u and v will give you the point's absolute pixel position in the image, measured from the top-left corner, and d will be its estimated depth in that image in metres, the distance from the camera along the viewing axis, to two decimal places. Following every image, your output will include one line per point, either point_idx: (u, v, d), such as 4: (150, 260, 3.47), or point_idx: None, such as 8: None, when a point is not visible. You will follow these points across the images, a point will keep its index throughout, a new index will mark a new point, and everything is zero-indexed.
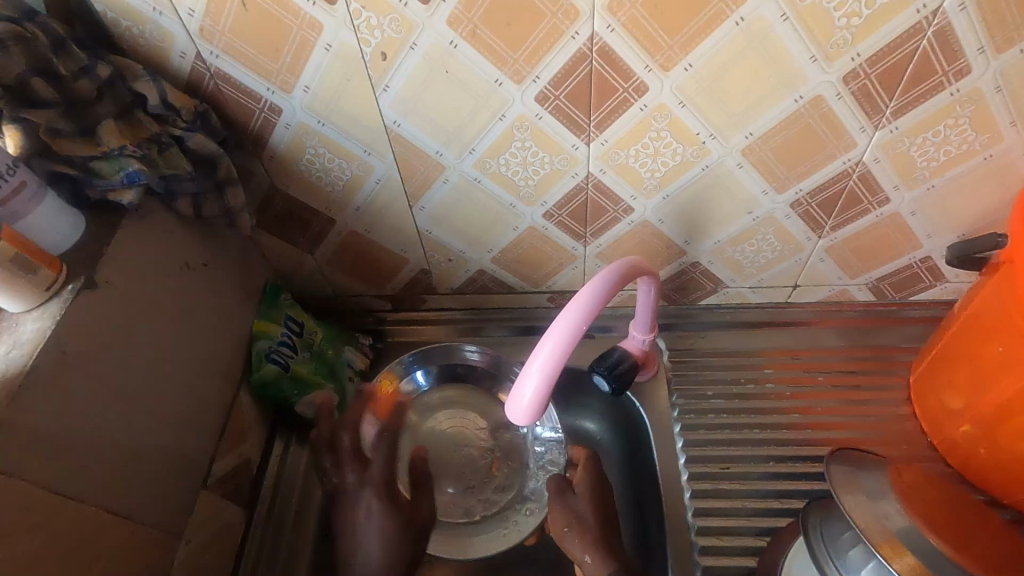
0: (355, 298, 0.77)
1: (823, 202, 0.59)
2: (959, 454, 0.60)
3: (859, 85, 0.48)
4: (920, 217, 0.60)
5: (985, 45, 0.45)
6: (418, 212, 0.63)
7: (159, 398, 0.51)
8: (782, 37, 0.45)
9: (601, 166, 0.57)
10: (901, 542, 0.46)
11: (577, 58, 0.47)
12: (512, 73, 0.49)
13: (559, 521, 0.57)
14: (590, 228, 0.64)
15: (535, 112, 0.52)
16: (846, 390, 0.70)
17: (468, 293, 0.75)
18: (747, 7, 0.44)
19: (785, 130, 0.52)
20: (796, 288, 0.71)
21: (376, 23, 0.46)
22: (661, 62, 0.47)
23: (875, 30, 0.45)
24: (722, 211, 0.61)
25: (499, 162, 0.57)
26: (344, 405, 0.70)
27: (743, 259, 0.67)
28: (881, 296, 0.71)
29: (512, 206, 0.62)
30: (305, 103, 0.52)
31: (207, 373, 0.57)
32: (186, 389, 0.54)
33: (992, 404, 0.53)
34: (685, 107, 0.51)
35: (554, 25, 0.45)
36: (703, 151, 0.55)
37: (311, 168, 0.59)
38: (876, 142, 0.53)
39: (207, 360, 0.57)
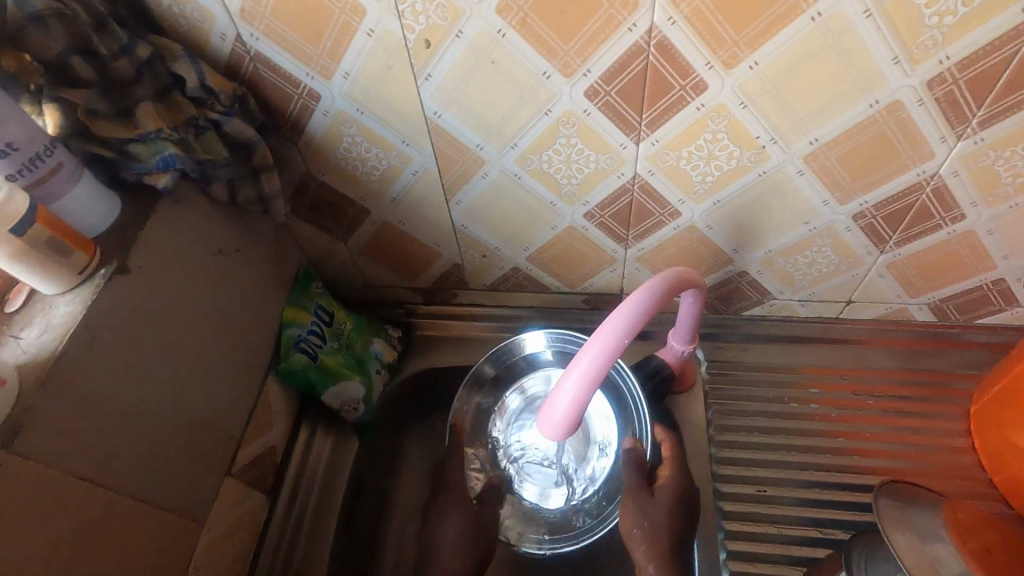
0: (386, 289, 0.76)
1: (890, 216, 0.55)
2: (1021, 495, 0.55)
3: (945, 92, 0.44)
4: (998, 236, 0.55)
5: None
6: (454, 206, 0.61)
7: (187, 386, 0.51)
8: (863, 35, 0.41)
9: (649, 167, 0.53)
10: None
11: (632, 52, 0.44)
12: (562, 66, 0.46)
13: (630, 522, 0.58)
14: (633, 231, 0.61)
15: (583, 108, 0.49)
16: (898, 416, 0.66)
17: (501, 290, 0.73)
18: (826, 1, 0.40)
19: (856, 137, 0.48)
20: (850, 304, 0.67)
21: (422, 9, 0.43)
22: (723, 59, 0.44)
23: (969, 31, 0.40)
24: (776, 220, 0.57)
25: (542, 158, 0.54)
26: (370, 397, 0.69)
27: (794, 272, 0.63)
28: (943, 317, 0.66)
29: (552, 204, 0.59)
30: (344, 90, 0.51)
31: (237, 360, 0.57)
32: (215, 377, 0.54)
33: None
34: (746, 108, 0.47)
35: (610, 16, 0.42)
36: (762, 156, 0.51)
37: (347, 157, 0.57)
38: (956, 154, 0.48)
39: (237, 348, 0.57)
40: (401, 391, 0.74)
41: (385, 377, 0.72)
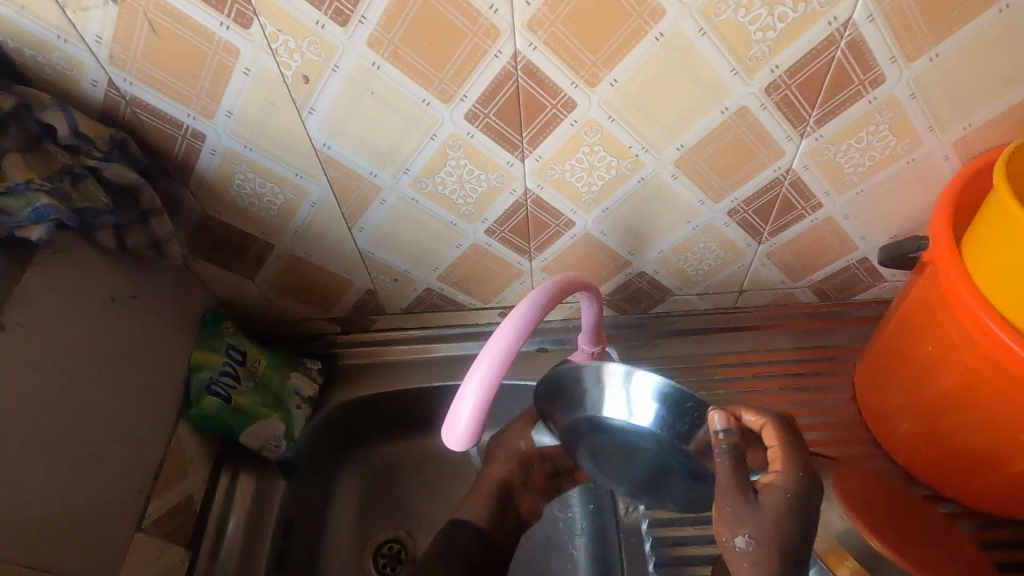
0: (303, 322, 0.75)
1: (759, 210, 0.60)
2: (904, 451, 0.61)
3: (781, 96, 0.49)
4: (853, 220, 0.61)
5: (896, 55, 0.47)
6: (356, 233, 0.62)
7: (83, 441, 0.49)
8: (702, 51, 0.46)
9: (537, 182, 0.57)
10: (844, 547, 0.48)
11: (502, 76, 0.47)
12: (439, 93, 0.48)
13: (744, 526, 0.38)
14: (534, 243, 0.64)
15: (466, 130, 0.51)
16: (796, 392, 0.71)
17: (418, 312, 0.74)
18: (664, 22, 0.44)
19: (715, 141, 0.53)
20: (742, 293, 0.73)
21: (294, 47, 0.45)
22: (586, 78, 0.48)
23: (790, 43, 0.46)
24: (662, 223, 0.62)
25: (435, 181, 0.56)
26: (292, 434, 0.68)
27: (687, 268, 0.68)
28: (824, 297, 0.73)
29: (452, 224, 0.61)
30: (229, 128, 0.51)
31: (138, 411, 0.55)
32: (112, 431, 0.52)
33: (936, 404, 0.54)
34: (614, 121, 0.51)
35: (476, 45, 0.45)
36: (637, 164, 0.55)
37: (242, 194, 0.57)
38: (803, 150, 0.54)
39: (135, 398, 0.55)
40: (326, 425, 0.73)
41: (307, 412, 0.71)
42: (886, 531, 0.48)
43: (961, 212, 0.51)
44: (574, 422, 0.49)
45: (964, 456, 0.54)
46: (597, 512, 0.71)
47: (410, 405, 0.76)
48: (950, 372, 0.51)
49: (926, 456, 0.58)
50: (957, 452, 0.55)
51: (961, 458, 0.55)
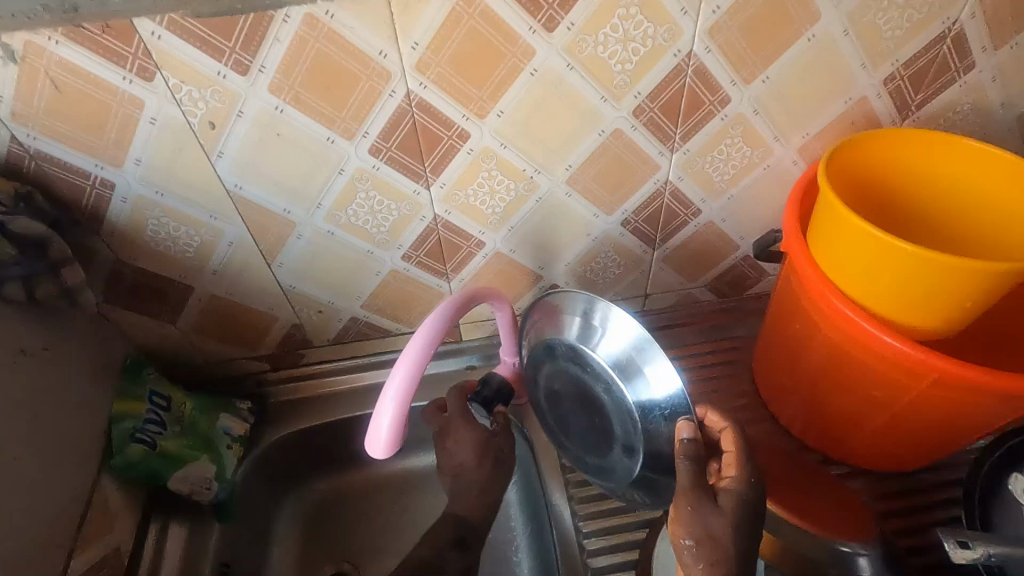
0: (230, 363, 0.75)
1: (648, 219, 0.67)
2: (796, 422, 0.68)
3: (647, 117, 0.57)
4: (730, 222, 0.69)
5: (735, 79, 0.55)
6: (277, 269, 0.64)
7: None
8: (573, 82, 0.53)
9: (445, 207, 0.61)
10: None
11: (399, 113, 0.52)
12: (342, 131, 0.53)
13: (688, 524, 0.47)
14: (450, 265, 0.68)
15: (372, 164, 0.56)
16: (706, 381, 0.77)
17: (347, 342, 0.76)
18: (537, 59, 0.50)
19: (598, 160, 0.60)
20: (648, 296, 0.79)
21: (199, 96, 0.48)
22: (475, 111, 0.53)
23: (646, 73, 0.53)
24: (565, 237, 0.67)
25: (348, 213, 0.60)
26: (224, 474, 0.68)
27: (595, 277, 0.74)
28: (721, 294, 0.81)
29: (370, 252, 0.65)
30: (139, 175, 0.53)
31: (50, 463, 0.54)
32: (24, 485, 0.51)
33: (811, 378, 0.61)
34: (506, 148, 0.57)
35: (371, 86, 0.50)
36: (533, 184, 0.61)
37: (157, 239, 0.59)
38: (675, 164, 0.62)
39: (49, 451, 0.54)
40: (261, 463, 0.73)
41: (240, 451, 0.71)
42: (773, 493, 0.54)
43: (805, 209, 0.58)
44: (553, 343, 0.63)
45: (840, 419, 0.61)
46: (538, 526, 0.73)
47: (345, 435, 0.78)
48: (818, 344, 0.57)
49: (812, 425, 0.65)
50: (835, 416, 0.61)
51: (839, 421, 0.61)
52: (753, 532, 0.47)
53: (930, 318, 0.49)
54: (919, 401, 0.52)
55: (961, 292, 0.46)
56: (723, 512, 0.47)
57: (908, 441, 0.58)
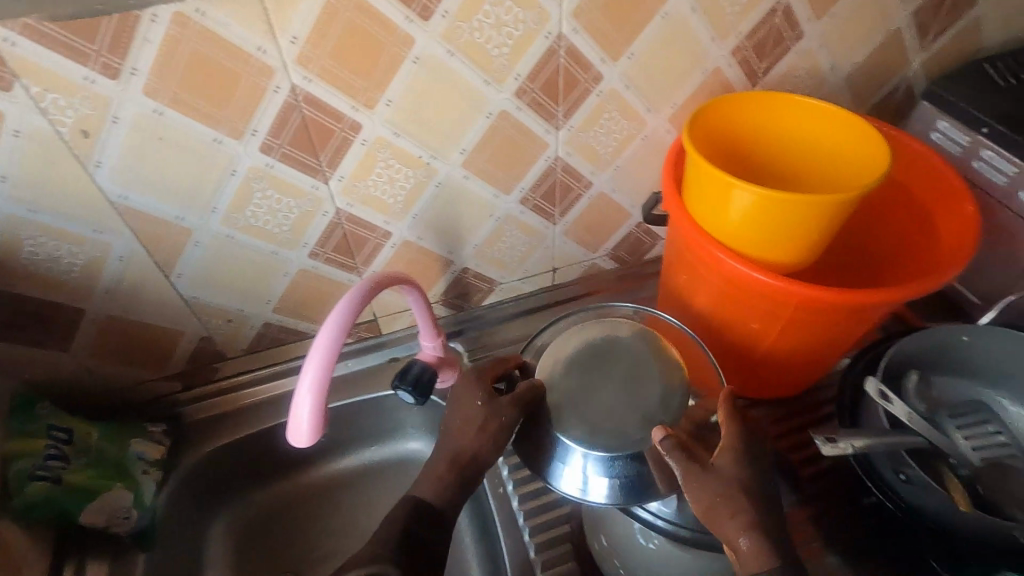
0: (136, 388, 0.72)
1: (544, 195, 0.71)
2: None
3: (529, 98, 0.61)
4: (620, 192, 0.75)
5: (603, 57, 0.60)
6: (176, 280, 0.62)
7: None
8: (455, 68, 0.55)
9: (346, 200, 0.62)
10: None
11: (286, 108, 0.53)
12: (229, 130, 0.52)
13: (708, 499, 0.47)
14: (360, 258, 0.69)
15: (264, 162, 0.56)
16: None
17: (262, 350, 0.75)
18: (417, 48, 0.53)
19: (490, 142, 0.63)
20: (556, 271, 0.84)
21: (66, 103, 0.46)
22: (363, 102, 0.55)
23: (522, 56, 0.57)
24: (469, 220, 0.70)
25: (246, 215, 0.59)
26: (143, 501, 0.64)
27: (504, 256, 0.77)
28: (623, 261, 0.87)
29: (275, 253, 0.64)
30: (6, 193, 0.50)
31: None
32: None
33: (703, 323, 0.67)
34: (400, 136, 0.59)
35: (253, 83, 0.50)
36: (431, 171, 0.63)
37: (36, 261, 0.55)
38: (562, 140, 0.66)
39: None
40: (183, 485, 0.71)
41: (158, 476, 0.67)
42: None
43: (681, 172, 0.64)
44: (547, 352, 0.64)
45: (731, 356, 0.68)
46: (476, 508, 0.73)
47: (272, 445, 0.76)
48: (704, 291, 0.64)
49: None
50: (727, 354, 0.68)
51: (730, 358, 0.69)
52: (762, 479, 0.49)
53: (789, 253, 0.56)
54: (790, 327, 0.60)
55: (808, 227, 0.53)
56: (723, 475, 0.48)
57: (789, 366, 0.66)
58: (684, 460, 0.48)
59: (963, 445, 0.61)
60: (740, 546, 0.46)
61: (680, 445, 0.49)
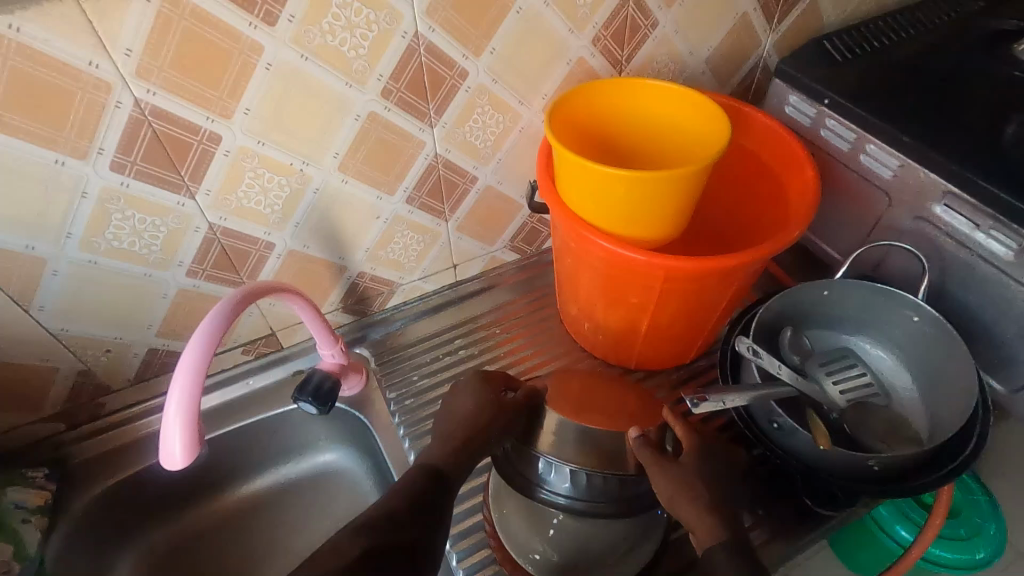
0: (12, 434, 0.67)
1: (430, 193, 0.72)
2: (596, 346, 0.77)
3: (397, 98, 0.61)
4: (507, 184, 0.77)
5: (465, 53, 0.61)
6: (38, 314, 0.59)
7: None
8: (312, 72, 0.55)
9: (218, 214, 0.61)
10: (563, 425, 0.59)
11: (133, 124, 0.51)
12: (71, 151, 0.50)
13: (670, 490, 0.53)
14: (244, 272, 0.67)
15: (118, 181, 0.53)
16: (523, 331, 0.85)
17: (151, 378, 0.72)
18: (268, 54, 0.52)
19: (363, 144, 0.63)
20: (457, 267, 0.85)
21: None
22: (218, 112, 0.53)
23: (381, 56, 0.57)
24: (355, 224, 0.70)
25: (107, 238, 0.57)
26: (25, 552, 0.60)
27: (399, 257, 0.77)
28: (522, 252, 0.90)
29: (147, 275, 0.62)
30: None
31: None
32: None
33: (592, 303, 0.70)
34: (265, 144, 0.58)
35: (90, 99, 0.48)
36: (306, 177, 0.62)
37: None
38: (438, 137, 0.67)
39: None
40: (75, 529, 0.67)
41: (42, 523, 0.63)
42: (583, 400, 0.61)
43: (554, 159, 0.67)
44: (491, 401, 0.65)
45: (622, 333, 0.71)
46: None
47: (173, 475, 0.73)
48: (586, 272, 0.66)
49: (607, 345, 0.76)
50: (618, 331, 0.72)
51: (622, 334, 0.72)
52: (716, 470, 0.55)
53: (655, 227, 0.60)
54: (665, 299, 0.63)
55: (667, 201, 0.57)
56: (684, 467, 0.54)
57: (673, 335, 0.70)
58: (651, 458, 0.54)
59: (829, 388, 0.66)
60: (698, 526, 0.51)
61: (649, 443, 0.55)
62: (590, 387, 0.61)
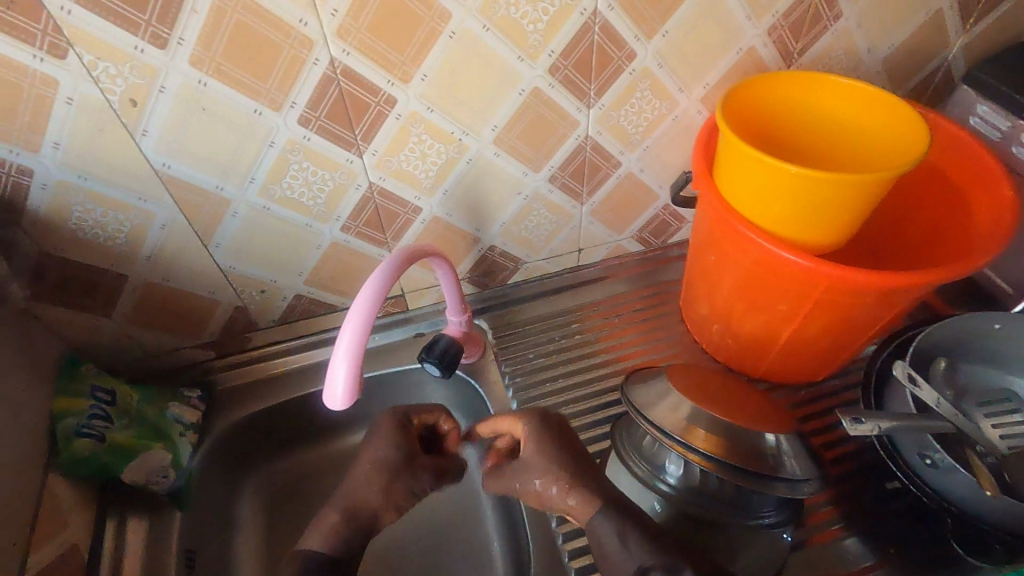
0: (171, 355, 0.74)
1: (573, 174, 0.71)
2: (720, 349, 0.75)
3: (563, 75, 0.61)
4: (648, 173, 0.75)
5: (638, 34, 0.60)
6: (214, 250, 0.64)
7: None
8: (490, 44, 0.56)
9: (379, 174, 0.63)
10: (692, 425, 0.56)
11: (324, 81, 0.54)
12: (269, 102, 0.54)
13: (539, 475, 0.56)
14: (390, 233, 0.70)
15: (301, 134, 0.57)
16: (639, 324, 0.83)
17: (293, 321, 0.77)
18: (454, 22, 0.53)
19: (521, 119, 0.63)
20: (582, 252, 0.84)
21: (116, 72, 0.48)
22: (399, 76, 0.55)
23: (557, 32, 0.57)
24: (497, 198, 0.71)
25: (283, 186, 0.61)
26: (180, 461, 0.67)
27: (530, 235, 0.78)
28: (647, 244, 0.88)
29: (308, 225, 0.66)
30: (58, 159, 0.52)
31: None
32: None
33: (730, 305, 0.68)
34: (433, 111, 0.59)
35: (294, 54, 0.51)
36: (462, 147, 0.64)
37: (83, 227, 0.57)
38: (592, 119, 0.66)
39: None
40: (216, 449, 0.73)
41: (193, 439, 0.70)
42: (719, 400, 0.58)
43: (713, 155, 0.65)
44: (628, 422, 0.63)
45: (755, 340, 0.69)
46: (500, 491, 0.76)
47: (300, 414, 0.79)
48: (730, 272, 0.64)
49: (734, 350, 0.73)
50: (751, 338, 0.69)
51: (754, 342, 0.69)
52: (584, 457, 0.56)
53: (821, 234, 0.56)
54: (817, 310, 0.60)
55: (844, 207, 0.53)
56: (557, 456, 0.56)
57: (816, 350, 0.66)
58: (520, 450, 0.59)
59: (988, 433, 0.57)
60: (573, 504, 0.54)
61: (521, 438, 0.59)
62: (705, 385, 0.61)
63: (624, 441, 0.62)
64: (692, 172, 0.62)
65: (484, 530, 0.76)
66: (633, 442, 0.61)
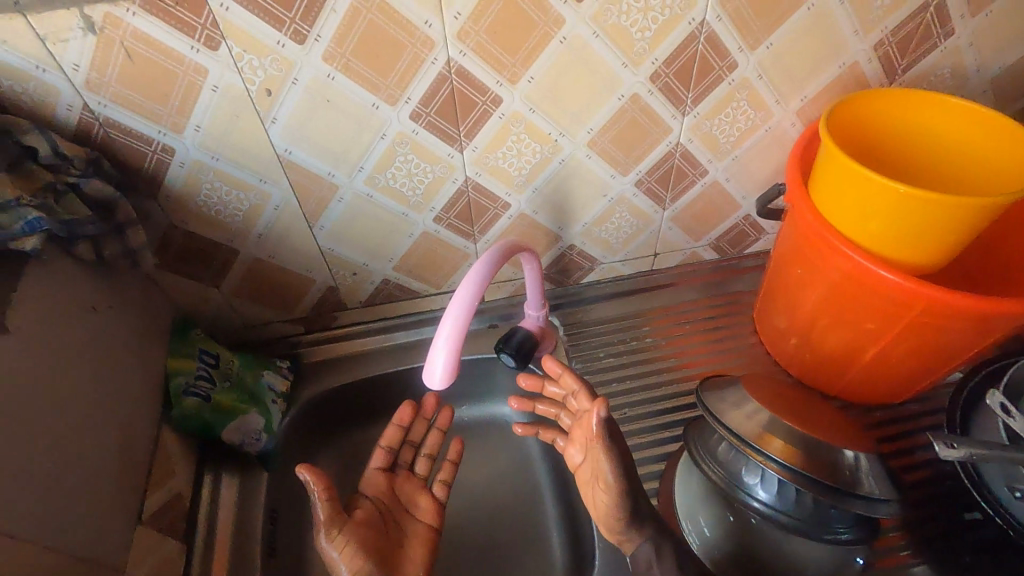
0: (264, 327, 0.80)
1: (659, 180, 0.73)
2: (795, 363, 0.75)
3: (663, 82, 0.62)
4: (733, 182, 0.75)
5: (741, 46, 0.61)
6: (317, 232, 0.69)
7: (70, 436, 0.51)
8: (597, 49, 0.58)
9: (475, 169, 0.66)
10: (770, 431, 0.56)
11: (439, 80, 0.57)
12: (386, 97, 0.57)
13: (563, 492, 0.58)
14: (477, 226, 0.73)
15: (411, 128, 0.60)
16: (709, 332, 0.84)
17: (377, 304, 0.81)
18: (566, 28, 0.56)
19: (617, 123, 0.65)
20: (657, 256, 0.85)
21: (257, 64, 0.52)
22: (507, 77, 0.58)
23: (662, 41, 0.58)
24: (582, 198, 0.73)
25: (387, 176, 0.64)
26: (271, 427, 0.72)
27: (609, 237, 0.79)
28: (722, 252, 0.88)
29: (404, 214, 0.69)
30: (197, 141, 0.57)
31: (117, 412, 0.57)
32: (97, 428, 0.54)
33: (813, 320, 0.67)
34: (534, 112, 0.62)
35: (415, 53, 0.55)
36: (557, 148, 0.66)
37: (208, 203, 0.63)
38: (685, 127, 0.67)
39: (115, 398, 0.58)
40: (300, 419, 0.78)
41: (282, 406, 0.75)
42: (796, 414, 0.58)
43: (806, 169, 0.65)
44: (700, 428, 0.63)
45: (835, 356, 0.68)
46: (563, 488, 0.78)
47: (376, 392, 0.83)
48: (816, 287, 0.64)
49: (811, 365, 0.72)
50: (831, 354, 0.68)
51: (834, 358, 0.68)
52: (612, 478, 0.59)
53: (919, 255, 0.56)
54: (908, 331, 0.59)
55: (949, 229, 0.52)
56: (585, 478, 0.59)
57: (900, 371, 0.65)
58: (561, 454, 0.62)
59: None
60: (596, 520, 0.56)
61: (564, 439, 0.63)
62: (780, 396, 0.61)
63: (697, 445, 0.62)
64: (785, 184, 0.62)
65: (542, 518, 0.79)
66: (706, 448, 0.61)
